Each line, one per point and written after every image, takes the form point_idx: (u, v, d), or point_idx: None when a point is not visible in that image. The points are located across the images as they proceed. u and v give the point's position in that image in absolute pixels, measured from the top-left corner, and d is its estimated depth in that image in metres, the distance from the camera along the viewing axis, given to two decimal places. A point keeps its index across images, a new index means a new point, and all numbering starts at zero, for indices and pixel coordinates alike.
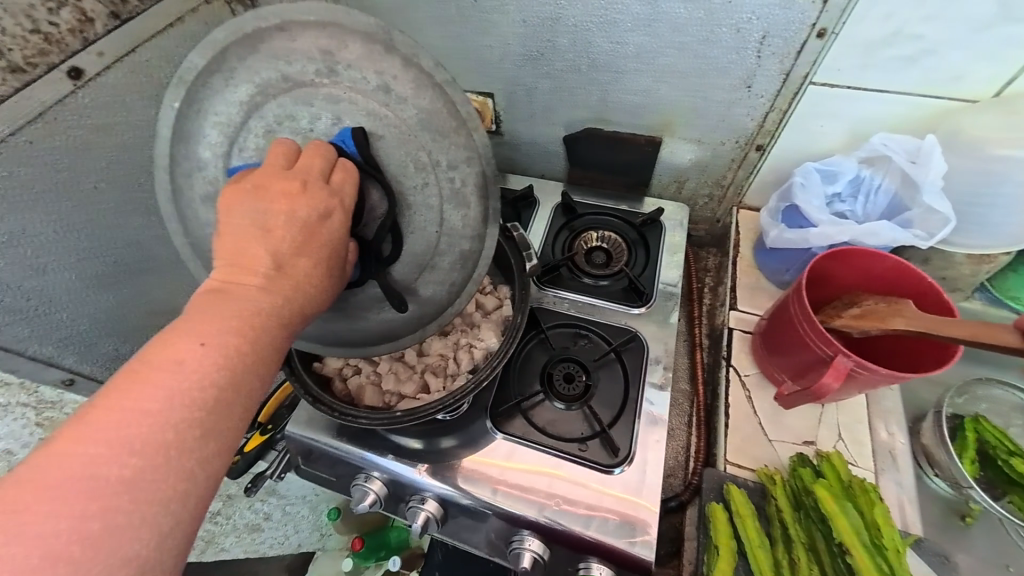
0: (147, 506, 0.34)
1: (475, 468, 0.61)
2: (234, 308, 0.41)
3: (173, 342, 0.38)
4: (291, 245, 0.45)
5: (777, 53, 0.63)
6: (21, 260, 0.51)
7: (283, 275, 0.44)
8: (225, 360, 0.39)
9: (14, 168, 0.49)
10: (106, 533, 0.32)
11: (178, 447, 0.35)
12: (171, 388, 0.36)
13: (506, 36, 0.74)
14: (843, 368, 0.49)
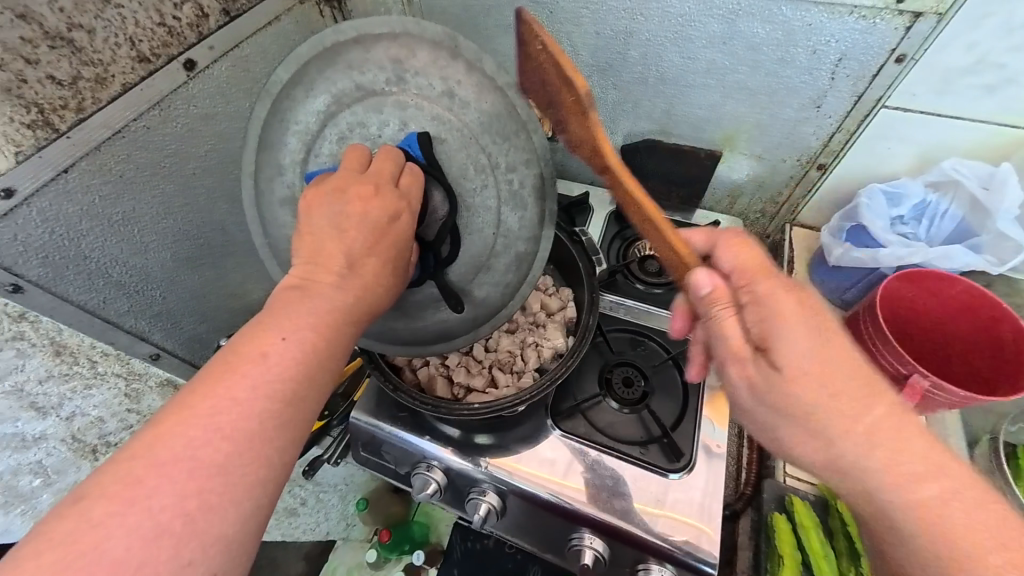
0: (237, 487, 0.35)
1: (536, 461, 0.63)
2: (311, 303, 0.42)
3: (256, 335, 0.39)
4: (363, 246, 0.46)
5: (851, 76, 0.64)
6: (131, 238, 0.54)
7: (356, 274, 0.45)
8: (304, 354, 0.40)
9: (133, 151, 0.52)
10: (199, 512, 0.33)
11: (265, 434, 0.36)
12: (257, 378, 0.37)
13: (577, 47, 0.76)
14: (918, 388, 0.51)
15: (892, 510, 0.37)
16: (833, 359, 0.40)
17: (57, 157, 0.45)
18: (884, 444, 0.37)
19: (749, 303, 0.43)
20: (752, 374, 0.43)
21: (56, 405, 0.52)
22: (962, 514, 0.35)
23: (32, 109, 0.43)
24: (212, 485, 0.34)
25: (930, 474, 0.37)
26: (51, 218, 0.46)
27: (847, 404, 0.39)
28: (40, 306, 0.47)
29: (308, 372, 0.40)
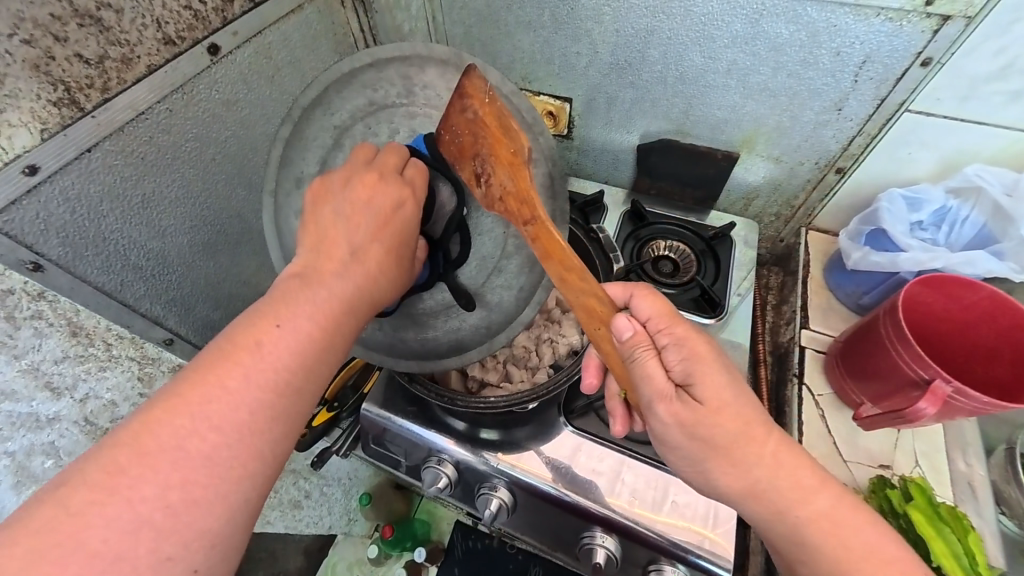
0: (226, 483, 0.34)
1: (550, 458, 0.63)
2: (308, 295, 0.41)
3: (252, 326, 0.38)
4: (367, 237, 0.45)
5: (875, 79, 0.64)
6: (150, 221, 0.54)
7: (356, 265, 0.44)
8: (300, 345, 0.39)
9: (156, 134, 0.52)
10: (188, 508, 0.32)
11: (256, 428, 0.36)
12: (249, 371, 0.37)
13: (598, 44, 0.76)
14: (940, 393, 0.50)
15: (778, 524, 0.44)
16: (736, 400, 0.44)
17: (81, 137, 0.45)
18: (774, 472, 0.43)
19: (665, 349, 0.46)
20: (671, 417, 0.45)
21: (71, 386, 0.52)
22: (834, 526, 0.42)
23: (59, 86, 0.42)
24: (199, 481, 0.33)
25: (810, 495, 0.43)
26: (74, 197, 0.46)
27: (751, 437, 0.44)
28: (59, 286, 0.47)
29: (302, 365, 0.39)
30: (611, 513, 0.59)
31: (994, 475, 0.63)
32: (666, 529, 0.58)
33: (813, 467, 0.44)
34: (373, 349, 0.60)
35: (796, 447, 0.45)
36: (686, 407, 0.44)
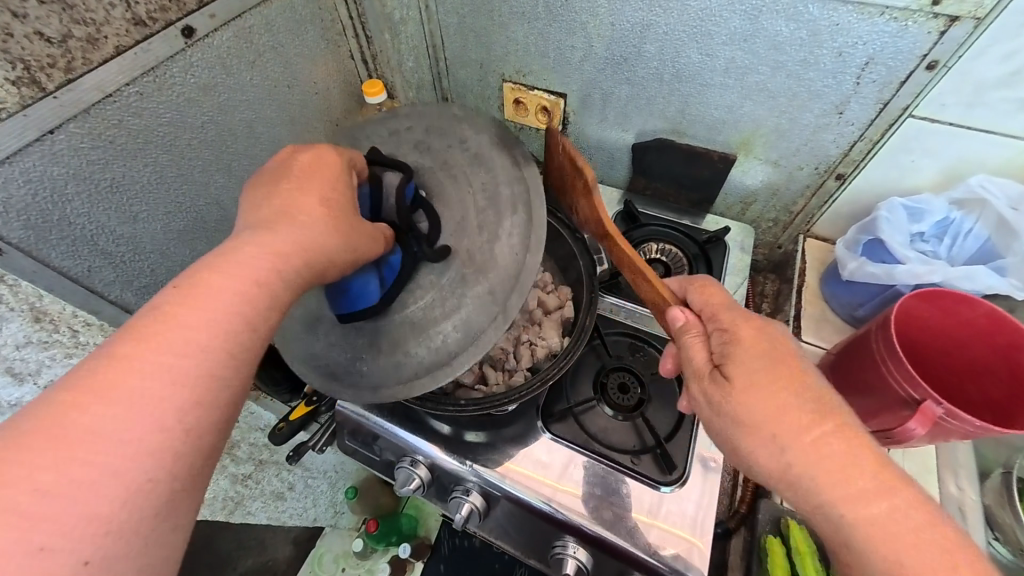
0: (151, 472, 0.32)
1: (535, 468, 0.61)
2: (235, 274, 0.38)
3: (173, 307, 0.36)
4: (302, 213, 0.43)
5: (878, 81, 0.61)
6: (119, 206, 0.53)
7: (289, 241, 0.41)
8: (215, 313, 0.36)
9: (124, 117, 0.50)
10: (106, 497, 0.30)
11: (186, 415, 0.34)
12: (175, 355, 0.34)
13: (592, 38, 0.73)
14: (930, 414, 0.48)
15: (832, 524, 0.38)
16: (785, 378, 0.42)
17: (42, 118, 0.44)
18: (830, 458, 0.39)
19: (710, 330, 0.48)
20: (711, 390, 0.44)
21: (34, 372, 0.52)
22: (900, 535, 0.36)
23: (17, 65, 0.41)
24: (119, 470, 0.31)
25: (874, 495, 0.37)
26: (36, 179, 0.45)
27: (802, 418, 0.40)
28: (19, 270, 0.46)
29: (234, 347, 0.37)
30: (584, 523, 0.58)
31: (988, 499, 0.61)
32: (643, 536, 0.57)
33: (881, 462, 0.39)
34: (388, 383, 0.52)
35: (862, 438, 0.39)
36: (725, 380, 0.43)
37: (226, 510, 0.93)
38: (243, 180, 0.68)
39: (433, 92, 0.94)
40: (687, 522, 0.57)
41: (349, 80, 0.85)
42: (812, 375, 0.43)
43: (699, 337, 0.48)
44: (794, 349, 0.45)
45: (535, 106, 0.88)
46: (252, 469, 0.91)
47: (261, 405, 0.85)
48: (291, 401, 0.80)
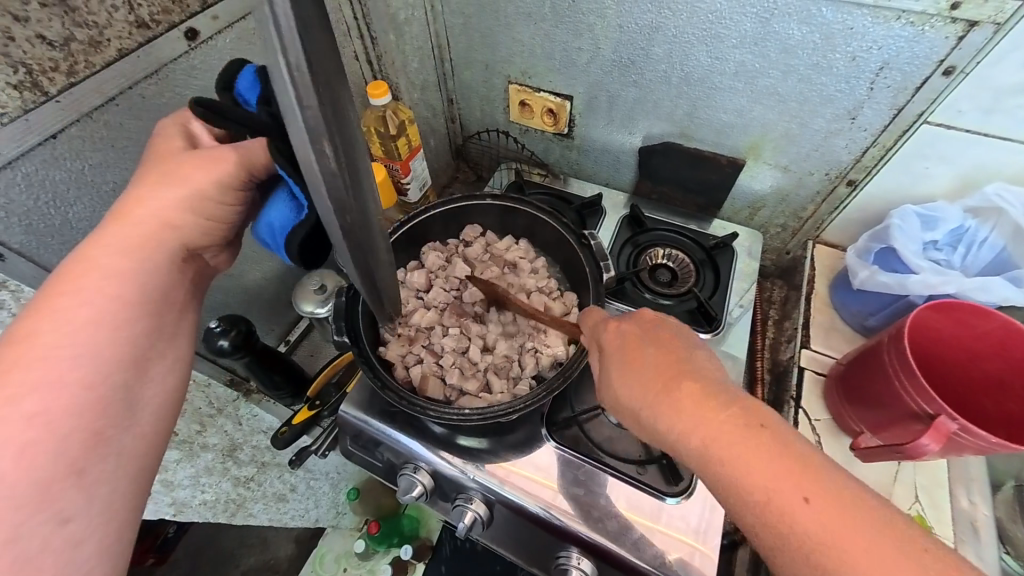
0: (41, 464, 0.35)
1: (534, 475, 0.61)
2: (98, 270, 0.40)
3: (40, 308, 0.39)
4: (156, 184, 0.43)
5: (893, 86, 0.59)
6: (121, 210, 0.52)
7: (141, 223, 0.42)
8: (100, 324, 0.40)
9: (126, 121, 0.50)
10: (1, 490, 0.34)
11: (63, 409, 0.37)
12: (45, 352, 0.37)
13: (599, 40, 0.72)
14: (945, 430, 0.47)
15: (781, 537, 0.34)
16: (681, 388, 0.41)
17: (43, 122, 0.43)
18: (746, 469, 0.36)
19: (603, 350, 0.50)
20: (623, 411, 0.45)
21: None
22: (845, 543, 0.32)
23: (19, 69, 0.41)
24: (5, 465, 0.34)
25: (807, 501, 0.34)
26: (37, 184, 0.44)
27: (703, 426, 0.38)
28: (20, 275, 0.46)
29: (113, 341, 0.40)
30: (594, 534, 0.57)
31: (1001, 513, 0.60)
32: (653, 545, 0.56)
33: (809, 463, 0.35)
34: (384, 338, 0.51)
35: (776, 438, 0.36)
36: (632, 402, 0.44)
37: (229, 511, 0.93)
38: None
39: (439, 92, 0.95)
40: (689, 529, 0.57)
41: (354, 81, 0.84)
42: (710, 379, 0.41)
43: (598, 356, 0.51)
44: (691, 351, 0.45)
45: (540, 108, 0.87)
46: (254, 471, 0.91)
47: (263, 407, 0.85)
48: (294, 405, 0.79)
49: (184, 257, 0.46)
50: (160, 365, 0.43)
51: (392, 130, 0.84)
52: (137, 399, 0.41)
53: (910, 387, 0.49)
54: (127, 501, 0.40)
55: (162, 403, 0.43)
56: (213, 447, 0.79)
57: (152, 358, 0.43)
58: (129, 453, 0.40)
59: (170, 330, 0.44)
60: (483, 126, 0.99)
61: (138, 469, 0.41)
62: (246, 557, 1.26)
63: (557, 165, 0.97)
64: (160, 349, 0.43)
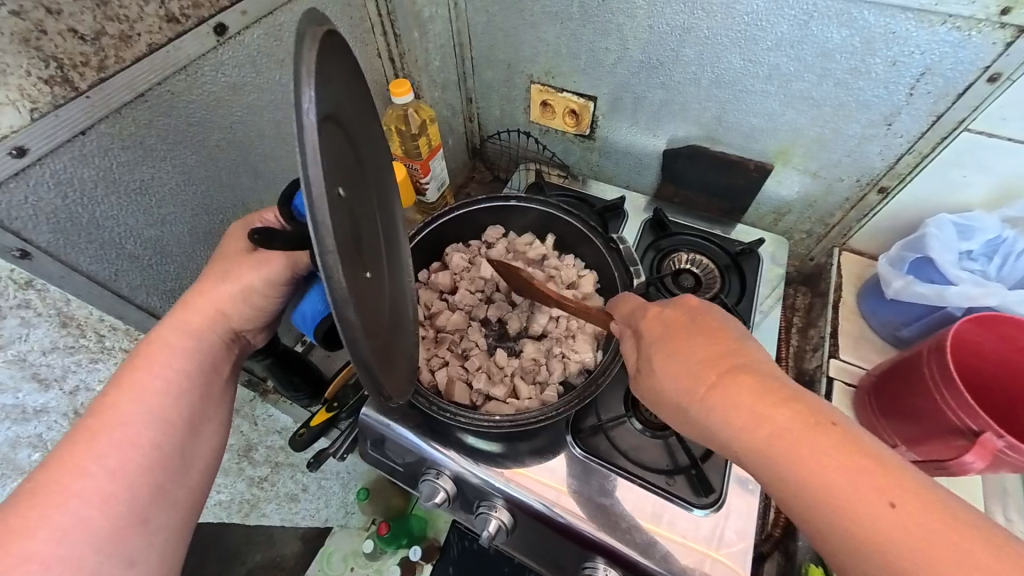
0: (118, 512, 0.42)
1: (546, 478, 0.61)
2: (168, 348, 0.47)
3: (121, 380, 0.45)
4: (216, 280, 0.49)
5: (933, 93, 0.58)
6: (147, 209, 0.51)
7: (200, 309, 0.49)
8: (166, 398, 0.46)
9: (155, 117, 0.49)
10: (84, 535, 0.40)
11: (135, 466, 0.43)
12: (124, 418, 0.43)
13: (628, 40, 0.71)
14: (989, 446, 0.46)
15: (840, 528, 0.34)
16: (727, 382, 0.40)
17: (74, 118, 0.42)
18: (808, 460, 0.35)
19: (642, 340, 0.49)
20: (665, 401, 0.44)
21: (59, 378, 0.50)
22: (919, 542, 0.31)
23: (51, 63, 0.40)
24: (89, 515, 0.40)
25: (871, 493, 0.33)
26: (66, 181, 0.43)
27: (757, 423, 0.38)
28: (47, 274, 0.45)
29: (175, 407, 0.46)
30: (611, 541, 0.57)
31: None
32: (673, 550, 0.56)
33: (878, 458, 0.34)
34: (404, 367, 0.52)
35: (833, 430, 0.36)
36: (674, 391, 0.43)
37: (242, 511, 0.93)
38: (269, 182, 0.67)
39: (458, 92, 0.93)
40: (701, 537, 0.57)
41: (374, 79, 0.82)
42: (756, 370, 0.40)
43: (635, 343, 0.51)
44: (729, 338, 0.44)
45: (563, 108, 0.86)
46: (269, 471, 0.90)
47: (279, 408, 0.84)
48: (312, 407, 0.79)
49: (232, 337, 0.52)
50: (209, 427, 0.50)
51: (414, 129, 0.83)
52: (192, 454, 0.48)
53: (951, 403, 0.48)
54: (176, 550, 0.46)
55: (208, 461, 0.49)
56: (230, 448, 0.78)
57: (203, 421, 0.49)
58: (180, 504, 0.46)
59: (217, 396, 0.51)
60: (502, 126, 0.97)
61: (187, 519, 0.47)
62: None
63: (576, 167, 0.96)
64: (209, 414, 0.49)
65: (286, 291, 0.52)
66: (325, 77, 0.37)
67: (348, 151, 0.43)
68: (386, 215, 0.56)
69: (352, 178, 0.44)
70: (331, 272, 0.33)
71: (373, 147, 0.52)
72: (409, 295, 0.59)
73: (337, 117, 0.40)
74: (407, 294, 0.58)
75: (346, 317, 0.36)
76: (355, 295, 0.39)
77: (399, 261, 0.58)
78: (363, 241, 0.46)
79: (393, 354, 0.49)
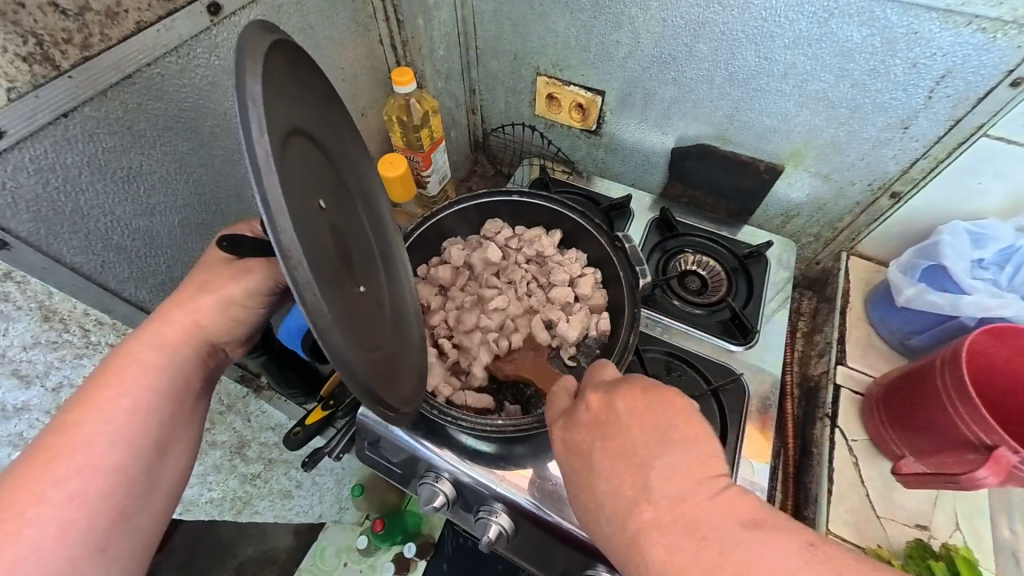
0: (74, 540, 0.39)
1: (539, 479, 0.60)
2: (139, 362, 0.45)
3: (87, 397, 0.42)
4: (194, 291, 0.47)
5: (953, 96, 0.57)
6: (136, 197, 0.49)
7: (176, 322, 0.47)
8: (134, 415, 0.43)
9: (145, 100, 0.46)
10: (38, 566, 0.38)
11: (97, 490, 0.41)
12: (87, 439, 0.41)
13: (640, 34, 0.68)
14: (1004, 461, 0.48)
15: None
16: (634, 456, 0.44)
17: (56, 99, 0.39)
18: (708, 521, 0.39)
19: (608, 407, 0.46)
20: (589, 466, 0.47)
21: (42, 374, 0.48)
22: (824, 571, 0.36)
23: (29, 39, 0.37)
24: (44, 544, 0.38)
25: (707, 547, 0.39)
26: (48, 167, 0.41)
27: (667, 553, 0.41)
28: (28, 266, 0.42)
29: (144, 428, 0.44)
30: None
31: None
32: None
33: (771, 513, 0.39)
34: (409, 386, 0.49)
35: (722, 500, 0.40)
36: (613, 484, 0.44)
37: (234, 508, 0.91)
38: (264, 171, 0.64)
39: (461, 82, 0.90)
40: None
41: (376, 66, 0.79)
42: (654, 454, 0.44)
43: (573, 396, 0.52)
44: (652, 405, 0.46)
45: (569, 103, 0.84)
46: (262, 468, 0.89)
47: (273, 405, 0.82)
48: (306, 403, 0.77)
49: (209, 351, 0.50)
50: (179, 447, 0.47)
51: (416, 120, 0.80)
52: (157, 477, 0.45)
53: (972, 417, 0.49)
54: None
55: (176, 483, 0.47)
56: (222, 445, 0.77)
57: (174, 441, 0.46)
58: (145, 530, 0.44)
59: (191, 414, 0.48)
60: (506, 119, 0.95)
61: (148, 547, 0.45)
62: (244, 547, 1.24)
63: (582, 163, 0.94)
64: (180, 433, 0.47)
65: (267, 306, 0.51)
66: (276, 90, 0.36)
67: (321, 162, 0.42)
68: (378, 230, 0.54)
69: (330, 193, 0.43)
70: (294, 269, 0.31)
71: (352, 156, 0.51)
72: (414, 311, 0.57)
73: (303, 133, 0.39)
74: (410, 309, 0.56)
75: (323, 320, 0.33)
76: (336, 303, 0.37)
77: (398, 275, 0.56)
78: (352, 253, 0.44)
79: (395, 367, 0.47)
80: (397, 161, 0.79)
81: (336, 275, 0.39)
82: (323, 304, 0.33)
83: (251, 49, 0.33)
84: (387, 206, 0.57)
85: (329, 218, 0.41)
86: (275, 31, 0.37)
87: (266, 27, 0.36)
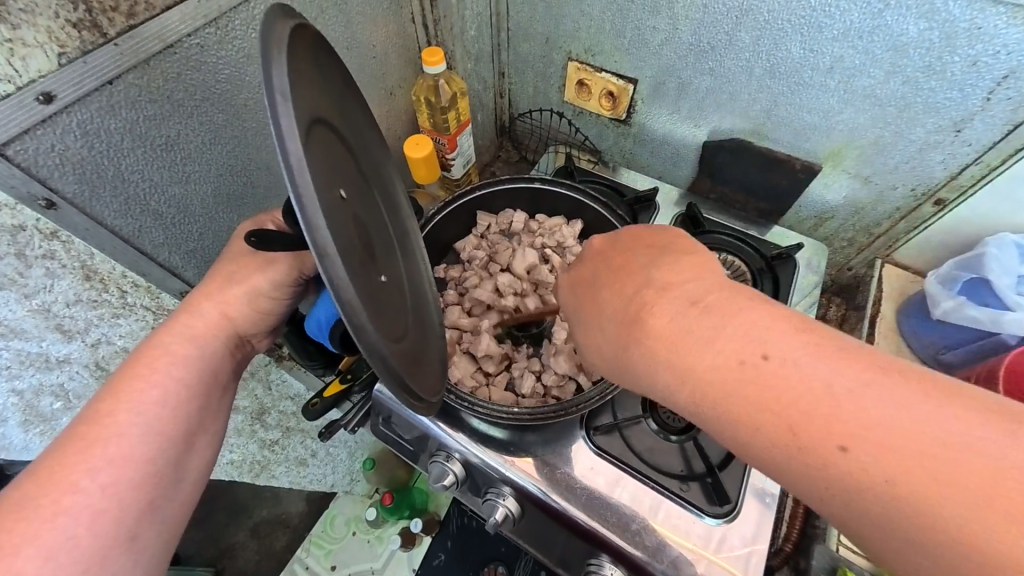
0: (105, 532, 0.41)
1: (547, 469, 0.61)
2: (166, 356, 0.47)
3: (117, 388, 0.45)
4: (221, 283, 0.50)
5: (1015, 99, 0.53)
6: (173, 166, 0.50)
7: (206, 315, 0.50)
8: (165, 406, 0.46)
9: (186, 71, 0.47)
10: (71, 555, 0.40)
11: (128, 481, 0.43)
12: (119, 430, 0.43)
13: (679, 19, 0.66)
14: None
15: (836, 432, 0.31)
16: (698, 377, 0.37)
17: (103, 65, 0.40)
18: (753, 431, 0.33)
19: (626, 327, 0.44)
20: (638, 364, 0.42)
21: (82, 330, 0.52)
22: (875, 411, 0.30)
23: (79, 5, 0.38)
24: (77, 533, 0.40)
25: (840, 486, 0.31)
26: (92, 132, 0.42)
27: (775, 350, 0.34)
28: (73, 225, 0.44)
29: (172, 419, 0.46)
30: (604, 532, 0.58)
31: None
32: (670, 549, 0.57)
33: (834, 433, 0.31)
34: (429, 372, 0.49)
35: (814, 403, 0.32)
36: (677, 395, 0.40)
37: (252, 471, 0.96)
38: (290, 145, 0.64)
39: (491, 65, 0.89)
40: (682, 529, 0.58)
41: (406, 45, 0.79)
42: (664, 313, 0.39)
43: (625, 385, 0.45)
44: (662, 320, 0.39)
45: (600, 90, 0.82)
46: (280, 434, 0.93)
47: (293, 374, 0.84)
48: (325, 376, 0.79)
49: (236, 343, 0.53)
50: (204, 439, 0.50)
51: (444, 102, 0.80)
52: (183, 469, 0.47)
53: None
54: (161, 564, 0.46)
55: (200, 477, 0.49)
56: (244, 410, 0.81)
57: (199, 433, 0.49)
58: (170, 521, 0.46)
59: (215, 408, 0.51)
60: (534, 104, 0.93)
61: (173, 536, 0.47)
62: (260, 509, 1.31)
63: (608, 153, 0.92)
64: (205, 425, 0.50)
65: (291, 297, 0.53)
66: (301, 78, 0.36)
67: (341, 155, 0.42)
68: (395, 215, 0.54)
69: (350, 183, 0.43)
70: (328, 262, 0.32)
71: (368, 142, 0.51)
72: (433, 298, 0.58)
73: (324, 124, 0.39)
74: (430, 298, 0.57)
75: (356, 315, 0.35)
76: (366, 296, 0.38)
77: (416, 262, 0.56)
78: (373, 242, 0.45)
79: (419, 356, 0.48)
80: (423, 142, 0.79)
81: (360, 264, 0.39)
82: (355, 298, 0.34)
83: (276, 41, 0.33)
84: (401, 190, 0.56)
85: (351, 209, 0.41)
86: (294, 15, 0.37)
87: (285, 10, 0.36)
